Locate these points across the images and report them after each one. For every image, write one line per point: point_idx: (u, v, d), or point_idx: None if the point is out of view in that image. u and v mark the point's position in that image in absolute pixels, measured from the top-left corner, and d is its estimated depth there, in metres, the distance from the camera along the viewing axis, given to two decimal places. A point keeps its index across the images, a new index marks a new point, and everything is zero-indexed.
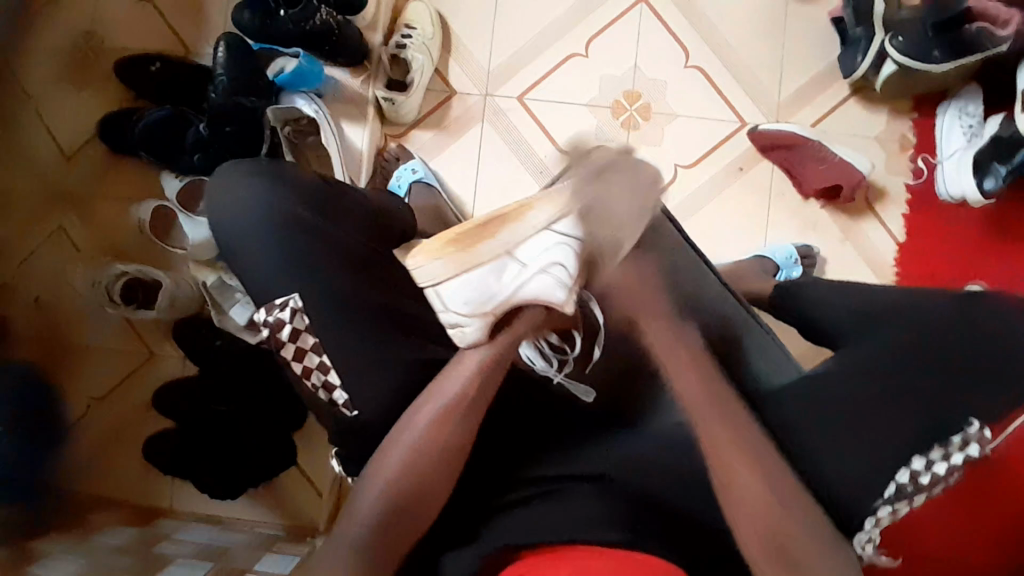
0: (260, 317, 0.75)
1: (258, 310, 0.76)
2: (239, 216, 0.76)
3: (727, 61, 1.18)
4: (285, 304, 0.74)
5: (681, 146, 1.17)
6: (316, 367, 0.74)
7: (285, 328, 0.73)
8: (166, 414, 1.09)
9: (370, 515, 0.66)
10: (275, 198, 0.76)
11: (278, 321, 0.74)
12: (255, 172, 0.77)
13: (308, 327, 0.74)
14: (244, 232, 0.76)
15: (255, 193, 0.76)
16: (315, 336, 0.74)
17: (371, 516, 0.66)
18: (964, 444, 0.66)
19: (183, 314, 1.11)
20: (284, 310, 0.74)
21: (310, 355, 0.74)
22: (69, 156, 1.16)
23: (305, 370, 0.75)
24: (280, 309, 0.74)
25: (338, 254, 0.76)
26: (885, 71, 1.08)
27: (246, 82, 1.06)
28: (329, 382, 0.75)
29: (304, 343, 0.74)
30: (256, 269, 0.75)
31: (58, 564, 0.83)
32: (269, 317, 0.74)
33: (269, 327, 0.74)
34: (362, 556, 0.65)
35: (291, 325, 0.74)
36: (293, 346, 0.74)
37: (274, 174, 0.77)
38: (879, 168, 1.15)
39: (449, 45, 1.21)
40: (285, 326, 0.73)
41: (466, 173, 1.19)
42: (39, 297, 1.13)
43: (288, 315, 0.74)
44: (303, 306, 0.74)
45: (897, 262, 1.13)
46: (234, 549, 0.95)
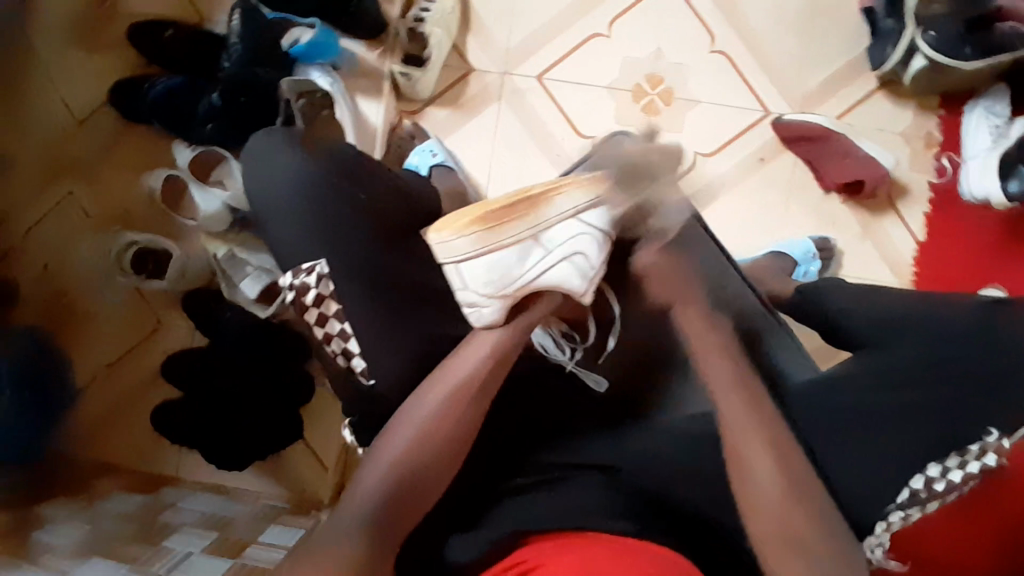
0: (286, 280, 0.77)
1: (286, 273, 0.77)
2: (275, 188, 0.77)
3: (753, 48, 1.15)
4: (311, 269, 0.75)
5: (701, 134, 1.15)
6: (337, 333, 0.75)
7: (310, 293, 0.75)
8: (174, 384, 1.10)
9: (369, 500, 0.64)
10: (312, 173, 0.76)
11: (303, 286, 0.75)
12: (294, 144, 0.78)
13: (332, 294, 0.75)
14: (279, 204, 0.76)
15: (293, 165, 0.76)
16: (339, 303, 0.75)
17: (376, 494, 0.64)
18: (980, 454, 0.67)
19: (193, 286, 1.12)
20: (310, 275, 0.75)
21: (332, 320, 0.75)
22: (79, 121, 1.15)
23: (327, 336, 0.77)
24: (307, 274, 0.75)
25: (365, 231, 0.76)
26: (914, 66, 1.06)
27: (261, 52, 1.06)
28: (348, 349, 0.75)
29: (328, 309, 0.75)
30: (283, 243, 0.77)
31: (64, 531, 0.84)
32: (295, 281, 0.75)
33: (295, 290, 0.76)
34: (367, 535, 0.62)
35: (316, 291, 0.75)
36: (316, 311, 0.75)
37: (312, 148, 0.78)
38: (903, 164, 1.12)
39: (469, 21, 1.18)
40: (310, 290, 0.75)
41: (481, 153, 1.17)
42: (48, 264, 1.12)
43: (314, 280, 0.75)
44: (329, 272, 0.75)
45: (915, 262, 1.11)
46: (238, 519, 0.95)
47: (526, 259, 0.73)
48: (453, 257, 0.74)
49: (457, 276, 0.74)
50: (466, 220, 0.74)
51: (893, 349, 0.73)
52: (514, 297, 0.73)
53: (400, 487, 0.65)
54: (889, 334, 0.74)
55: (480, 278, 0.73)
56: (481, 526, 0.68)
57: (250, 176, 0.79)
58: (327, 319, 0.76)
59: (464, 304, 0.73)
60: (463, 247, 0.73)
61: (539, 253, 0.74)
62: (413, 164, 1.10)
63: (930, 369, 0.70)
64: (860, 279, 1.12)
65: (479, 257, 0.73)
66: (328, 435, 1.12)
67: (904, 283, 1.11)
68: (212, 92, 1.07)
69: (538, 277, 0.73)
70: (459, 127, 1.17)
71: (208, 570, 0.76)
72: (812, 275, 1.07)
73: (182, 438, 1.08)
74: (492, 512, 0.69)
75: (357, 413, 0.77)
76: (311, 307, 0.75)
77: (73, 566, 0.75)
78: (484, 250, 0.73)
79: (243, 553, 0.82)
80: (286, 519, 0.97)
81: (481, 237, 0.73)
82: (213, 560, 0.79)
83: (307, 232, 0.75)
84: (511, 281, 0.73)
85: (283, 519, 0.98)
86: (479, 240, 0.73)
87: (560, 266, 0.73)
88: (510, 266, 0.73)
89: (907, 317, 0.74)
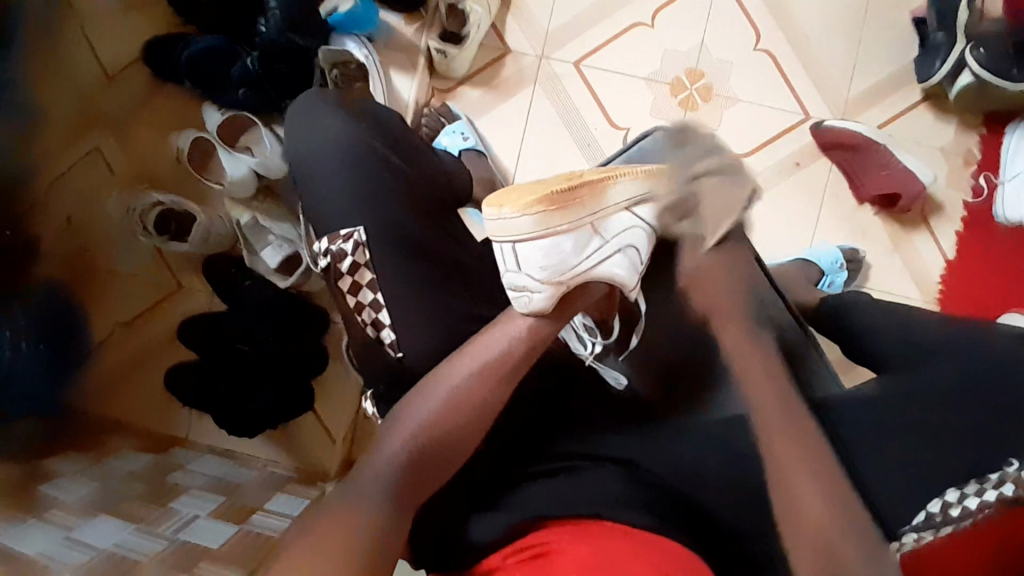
0: (321, 246, 0.77)
1: (321, 239, 0.77)
2: (321, 146, 0.78)
3: (798, 49, 1.13)
4: (348, 236, 0.75)
5: (737, 133, 1.13)
6: (368, 304, 0.75)
7: (346, 259, 0.75)
8: (189, 346, 1.10)
9: (387, 467, 0.62)
10: (359, 135, 0.78)
11: (340, 252, 0.75)
12: (343, 108, 0.80)
13: (366, 263, 0.74)
14: (323, 163, 0.77)
15: (339, 130, 0.78)
16: (373, 272, 0.74)
17: (397, 460, 0.63)
18: (1000, 484, 0.65)
19: (213, 250, 1.11)
20: (347, 242, 0.75)
21: (365, 290, 0.75)
22: (111, 77, 1.13)
23: (358, 305, 0.76)
24: (344, 241, 0.75)
25: (406, 201, 0.77)
26: (961, 82, 1.03)
27: (298, 19, 1.04)
28: (378, 320, 0.75)
29: (361, 278, 0.75)
30: (321, 208, 0.77)
31: (72, 486, 0.84)
32: (332, 247, 0.75)
33: (331, 256, 0.75)
34: (387, 497, 0.60)
35: (351, 258, 0.75)
36: (350, 279, 0.75)
37: (359, 113, 0.80)
38: (939, 181, 1.11)
39: (510, 0, 1.16)
40: (346, 257, 0.75)
41: (513, 137, 1.15)
42: (71, 218, 1.06)
43: (350, 247, 0.75)
44: (365, 241, 0.75)
45: (942, 280, 1.10)
46: (245, 485, 0.95)
47: (583, 247, 0.72)
48: (510, 236, 0.72)
49: (511, 258, 0.72)
50: (528, 200, 0.73)
51: (924, 370, 0.72)
52: (568, 285, 0.71)
53: (421, 456, 0.63)
54: (917, 355, 0.73)
55: (534, 262, 0.71)
56: (497, 508, 0.67)
57: (295, 140, 0.80)
58: (360, 288, 0.75)
59: (511, 289, 0.71)
60: (521, 227, 0.72)
61: (596, 242, 0.73)
62: (442, 144, 1.08)
63: (942, 397, 0.70)
64: (885, 294, 1.10)
65: (535, 239, 0.72)
66: (339, 408, 1.12)
67: (929, 301, 1.10)
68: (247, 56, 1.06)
69: (593, 267, 0.73)
70: (493, 109, 1.15)
71: (215, 536, 0.76)
72: (839, 286, 1.05)
73: (194, 400, 1.08)
74: (509, 496, 0.67)
75: (379, 392, 0.77)
76: (346, 274, 0.75)
77: (81, 521, 0.76)
78: (541, 233, 0.72)
79: (249, 520, 0.82)
80: (291, 488, 0.97)
81: (541, 218, 0.72)
82: (221, 525, 0.80)
83: (345, 200, 0.76)
84: (567, 267, 0.71)
85: (289, 487, 0.97)
86: (540, 221, 0.72)
87: (614, 258, 0.73)
88: (566, 254, 0.72)
89: (927, 339, 0.73)
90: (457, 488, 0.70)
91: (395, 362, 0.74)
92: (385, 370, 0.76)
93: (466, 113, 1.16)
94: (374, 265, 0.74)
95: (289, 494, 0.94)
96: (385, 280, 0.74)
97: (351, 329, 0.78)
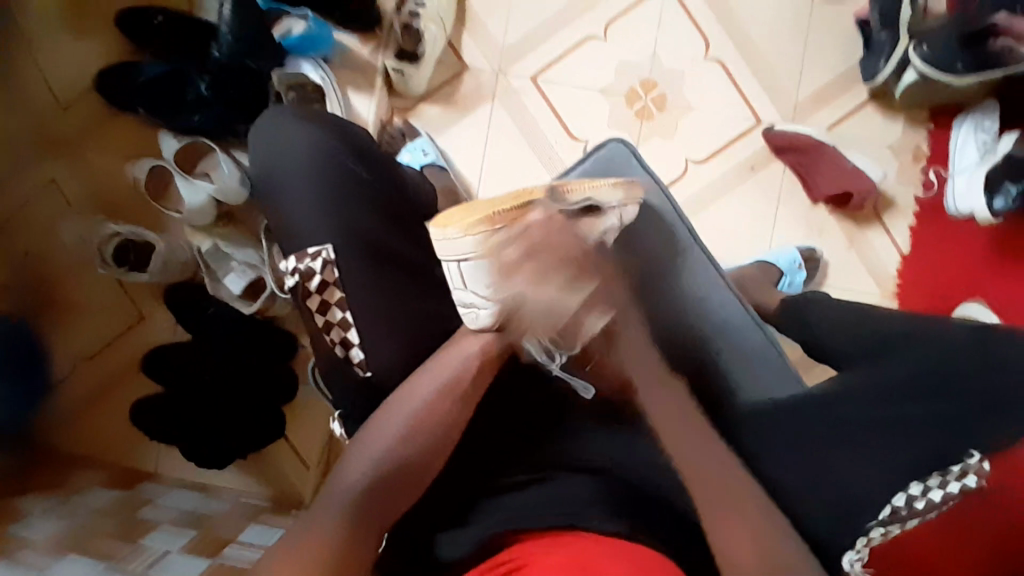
0: (288, 264, 0.75)
1: (287, 258, 0.75)
2: (285, 158, 0.77)
3: (747, 56, 1.16)
4: (317, 254, 0.74)
5: (693, 140, 1.15)
6: (338, 323, 0.74)
7: (314, 278, 0.73)
8: (156, 376, 1.08)
9: (353, 490, 0.61)
10: (322, 147, 0.78)
11: (309, 270, 0.74)
12: (306, 119, 0.80)
13: (337, 280, 0.73)
14: (286, 176, 0.77)
15: (301, 141, 0.78)
16: (343, 290, 0.73)
17: (364, 476, 0.62)
18: (961, 475, 0.66)
19: (175, 278, 1.09)
20: (316, 260, 0.74)
21: (335, 308, 0.74)
22: (65, 107, 1.13)
23: (327, 324, 0.75)
24: (312, 259, 0.74)
25: (371, 214, 0.77)
26: (905, 80, 1.07)
27: (250, 43, 1.03)
28: (347, 339, 0.73)
29: (331, 297, 0.74)
30: (284, 220, 0.77)
31: (37, 527, 0.82)
32: (301, 265, 0.74)
33: (299, 274, 0.74)
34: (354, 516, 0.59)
35: (321, 276, 0.73)
36: (319, 297, 0.74)
37: (323, 124, 0.80)
38: (890, 177, 1.14)
39: (464, 18, 1.17)
40: (315, 276, 0.73)
41: (473, 152, 1.16)
42: (30, 250, 1.10)
43: (319, 266, 0.74)
44: (335, 259, 0.74)
45: (899, 274, 1.13)
46: (218, 517, 0.93)
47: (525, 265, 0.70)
48: (457, 255, 0.70)
49: (457, 275, 0.72)
50: (472, 220, 0.70)
51: (883, 365, 0.73)
52: (512, 301, 0.71)
53: (392, 470, 0.63)
54: (881, 350, 0.74)
55: (479, 280, 0.70)
56: (473, 522, 0.66)
57: (257, 154, 0.80)
58: (330, 306, 0.74)
59: (461, 305, 0.72)
60: (465, 249, 0.70)
61: (535, 262, 0.71)
62: (404, 161, 1.09)
63: (892, 386, 0.71)
64: (844, 290, 1.13)
65: (479, 258, 0.70)
66: (312, 435, 1.10)
67: (887, 295, 1.12)
68: (199, 80, 1.06)
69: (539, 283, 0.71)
70: (452, 126, 1.16)
71: (187, 571, 0.75)
72: (799, 285, 1.08)
73: (162, 431, 1.06)
74: (481, 511, 0.67)
75: (349, 410, 0.77)
76: (314, 293, 0.74)
77: (49, 563, 0.74)
78: (483, 254, 0.70)
79: (222, 552, 0.80)
80: (266, 517, 0.95)
81: (484, 239, 0.70)
82: (193, 558, 0.78)
83: (309, 216, 0.75)
84: (509, 283, 0.70)
85: (264, 517, 0.95)
86: (482, 242, 0.70)
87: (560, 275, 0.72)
88: (507, 270, 0.70)
89: (892, 334, 0.74)
90: (429, 507, 0.70)
91: (363, 381, 0.74)
92: (351, 392, 0.75)
93: (427, 131, 1.16)
94: (344, 283, 0.73)
95: (263, 524, 0.92)
96: (352, 299, 0.73)
97: (319, 349, 0.77)
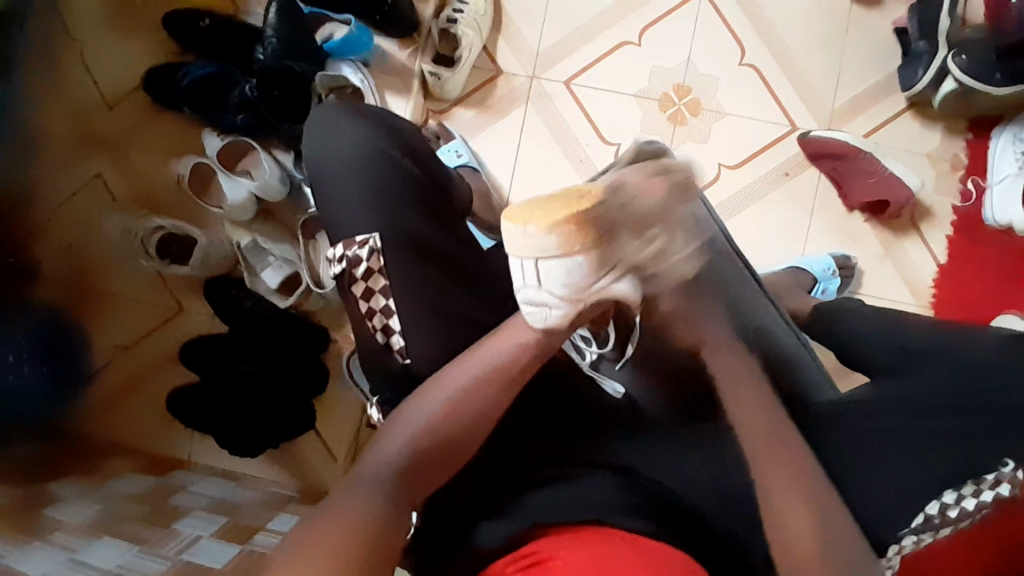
0: (336, 252, 0.77)
1: (335, 245, 0.78)
2: (337, 147, 0.80)
3: (782, 63, 1.16)
4: (365, 242, 0.76)
5: (726, 146, 1.15)
6: (380, 309, 0.76)
7: (362, 265, 0.76)
8: (192, 368, 1.11)
9: (385, 467, 0.61)
10: (373, 139, 0.80)
11: (356, 258, 0.76)
12: (358, 113, 0.82)
13: (382, 268, 0.75)
14: (336, 165, 0.79)
15: (353, 132, 0.80)
16: (388, 278, 0.75)
17: (398, 456, 0.62)
18: (995, 484, 0.65)
19: (215, 272, 1.13)
20: (363, 247, 0.76)
21: (377, 295, 0.76)
22: (111, 105, 1.18)
23: (369, 311, 0.76)
24: (360, 246, 0.76)
25: (418, 205, 0.79)
26: (944, 89, 1.05)
27: (296, 46, 1.08)
28: (388, 325, 0.75)
29: (376, 283, 0.76)
30: (330, 209, 0.79)
31: (74, 509, 0.85)
32: (349, 252, 0.76)
33: (346, 262, 0.76)
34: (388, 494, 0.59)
35: (368, 263, 0.76)
36: (365, 284, 0.76)
37: (374, 117, 0.83)
38: (927, 186, 1.12)
39: (500, 23, 1.19)
40: (362, 263, 0.76)
41: (505, 155, 1.17)
42: (71, 242, 1.13)
43: (365, 253, 0.76)
44: (381, 247, 0.76)
45: (935, 284, 1.11)
46: (246, 507, 0.95)
47: (603, 267, 0.66)
48: (533, 252, 0.65)
49: (529, 274, 0.66)
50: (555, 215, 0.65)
51: (924, 371, 0.71)
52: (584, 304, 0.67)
53: (423, 451, 0.63)
54: (915, 356, 0.72)
55: (556, 279, 0.65)
56: (504, 512, 0.66)
57: (310, 143, 0.82)
58: (373, 293, 0.76)
59: (524, 303, 0.67)
60: (547, 244, 0.65)
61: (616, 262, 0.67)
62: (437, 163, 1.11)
63: (924, 403, 0.69)
64: (878, 299, 1.11)
65: (559, 257, 0.65)
66: (339, 427, 1.12)
67: (923, 305, 1.10)
68: (244, 82, 1.10)
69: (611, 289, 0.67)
70: (486, 129, 1.18)
71: (217, 555, 0.76)
72: (832, 292, 1.07)
73: (196, 420, 1.09)
74: (514, 502, 0.67)
75: (384, 397, 0.78)
76: (359, 280, 0.76)
77: (83, 544, 0.76)
78: (567, 253, 0.65)
79: (250, 539, 0.81)
80: (292, 507, 0.96)
81: (566, 237, 0.65)
82: (222, 544, 0.79)
83: (355, 206, 0.77)
84: (586, 287, 0.66)
85: (290, 508, 0.96)
86: (565, 240, 0.65)
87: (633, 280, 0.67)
88: (586, 274, 0.65)
89: (927, 344, 0.72)
90: (459, 501, 0.69)
91: (401, 369, 0.75)
92: (389, 378, 0.76)
93: (460, 134, 1.18)
94: (387, 271, 0.75)
95: (289, 513, 0.92)
96: (389, 289, 0.75)
97: (359, 335, 0.78)
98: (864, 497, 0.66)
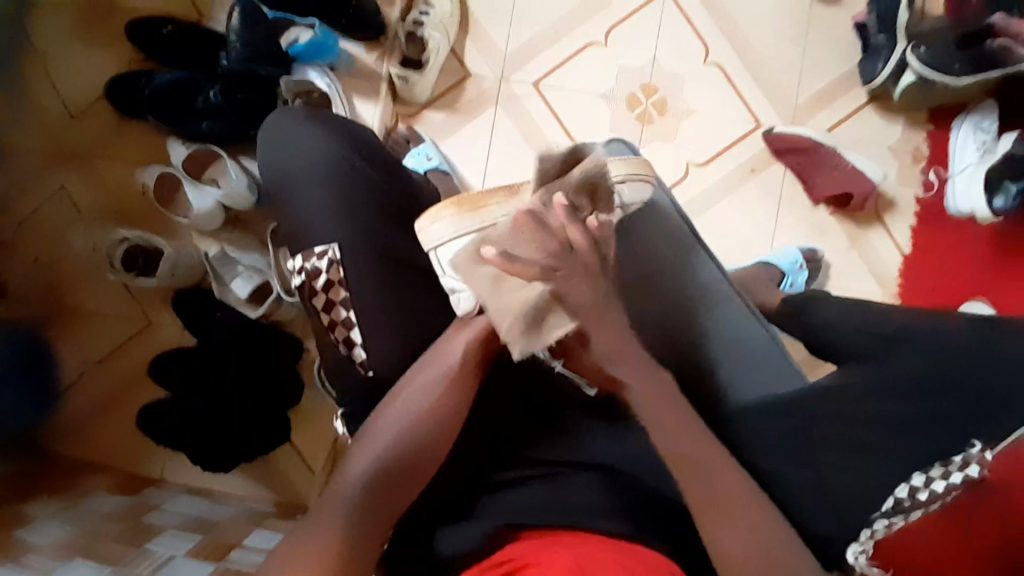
0: (295, 263, 0.77)
1: (295, 257, 0.78)
2: (295, 153, 0.79)
3: (748, 60, 1.17)
4: (323, 253, 0.75)
5: (694, 142, 1.17)
6: (342, 321, 0.75)
7: (320, 277, 0.75)
8: (162, 383, 1.09)
9: (357, 486, 0.60)
10: (331, 146, 0.79)
11: (314, 270, 0.76)
12: (314, 118, 0.81)
13: (341, 280, 0.75)
14: (296, 172, 0.78)
15: (311, 139, 0.79)
16: (347, 290, 0.74)
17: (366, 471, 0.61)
18: (964, 465, 0.64)
19: (184, 283, 1.11)
20: (322, 259, 0.75)
21: (339, 307, 0.75)
22: (75, 115, 1.15)
23: (332, 322, 0.76)
24: (319, 258, 0.75)
25: (382, 210, 0.78)
26: (904, 81, 1.08)
27: (258, 49, 1.04)
28: (351, 337, 0.74)
29: (336, 295, 0.75)
30: (293, 214, 0.78)
31: (46, 530, 0.82)
32: (306, 264, 0.76)
33: (305, 273, 0.76)
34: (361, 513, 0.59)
35: (326, 275, 0.75)
36: (325, 296, 0.75)
37: (331, 123, 0.81)
38: (890, 178, 1.15)
39: (467, 25, 1.19)
40: (321, 275, 0.75)
41: (476, 157, 1.17)
42: (40, 257, 1.12)
43: (325, 265, 0.75)
44: (340, 259, 0.75)
45: (901, 275, 1.13)
46: (223, 522, 0.93)
47: None
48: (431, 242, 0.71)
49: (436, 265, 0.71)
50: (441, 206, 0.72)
51: (884, 362, 0.69)
52: None
53: (397, 453, 0.62)
54: (884, 346, 0.70)
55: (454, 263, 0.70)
56: (473, 518, 0.66)
57: (267, 151, 0.81)
58: (334, 305, 0.75)
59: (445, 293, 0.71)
60: (439, 233, 0.71)
61: None
62: (408, 166, 1.10)
63: (883, 388, 0.68)
64: (846, 291, 1.13)
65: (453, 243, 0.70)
66: (315, 437, 1.11)
67: (890, 295, 1.13)
68: (210, 88, 1.08)
69: None
70: (456, 132, 1.18)
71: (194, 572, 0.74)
72: (800, 285, 1.08)
73: (168, 437, 1.07)
74: (481, 508, 0.67)
75: (355, 407, 0.77)
76: (320, 292, 0.75)
77: (56, 566, 0.74)
78: (460, 235, 0.70)
79: (227, 556, 0.80)
80: (271, 521, 0.95)
81: (455, 221, 0.71)
82: (199, 562, 0.78)
83: (317, 214, 0.76)
84: None
85: (269, 521, 0.95)
86: (454, 223, 0.70)
87: None
88: None
89: (900, 328, 0.69)
90: (435, 507, 0.69)
91: (366, 380, 0.75)
92: (360, 386, 0.76)
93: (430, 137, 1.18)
94: (349, 282, 0.74)
95: (269, 528, 0.91)
96: (359, 297, 0.74)
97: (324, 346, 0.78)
98: (835, 489, 0.67)
